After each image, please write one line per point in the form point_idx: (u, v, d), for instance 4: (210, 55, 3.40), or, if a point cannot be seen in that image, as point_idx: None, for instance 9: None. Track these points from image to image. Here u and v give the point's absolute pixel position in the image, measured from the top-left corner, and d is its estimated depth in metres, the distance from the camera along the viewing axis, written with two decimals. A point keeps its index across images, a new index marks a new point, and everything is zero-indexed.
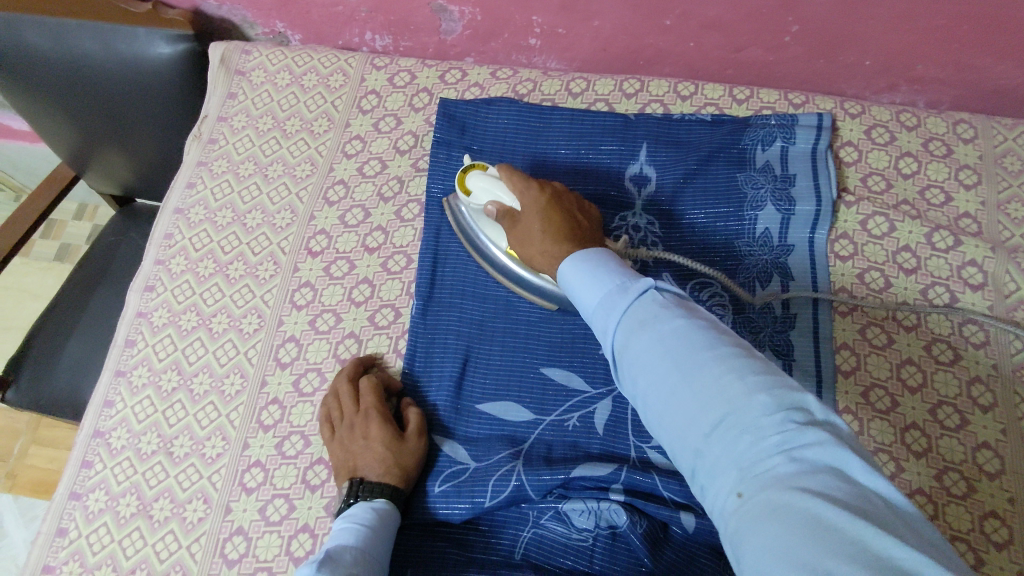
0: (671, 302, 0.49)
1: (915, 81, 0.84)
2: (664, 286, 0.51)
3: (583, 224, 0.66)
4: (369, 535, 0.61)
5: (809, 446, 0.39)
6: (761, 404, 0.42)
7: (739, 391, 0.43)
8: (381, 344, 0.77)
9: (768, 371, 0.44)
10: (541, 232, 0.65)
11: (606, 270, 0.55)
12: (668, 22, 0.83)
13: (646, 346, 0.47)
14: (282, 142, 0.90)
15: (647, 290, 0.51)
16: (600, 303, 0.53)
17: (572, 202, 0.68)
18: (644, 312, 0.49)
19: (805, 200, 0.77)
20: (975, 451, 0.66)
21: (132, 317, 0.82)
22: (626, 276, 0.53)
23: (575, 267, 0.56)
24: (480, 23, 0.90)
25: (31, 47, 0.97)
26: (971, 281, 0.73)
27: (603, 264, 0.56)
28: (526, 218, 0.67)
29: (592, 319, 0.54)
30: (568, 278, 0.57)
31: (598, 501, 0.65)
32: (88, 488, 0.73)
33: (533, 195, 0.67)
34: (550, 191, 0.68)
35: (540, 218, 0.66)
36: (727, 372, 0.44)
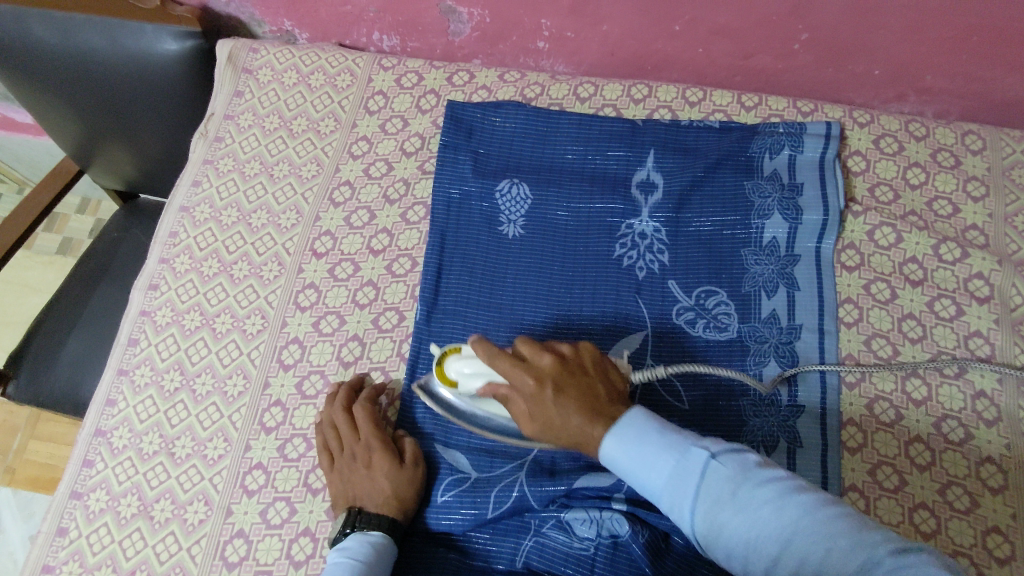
0: (738, 466, 0.50)
1: (924, 91, 0.83)
2: (716, 449, 0.51)
3: (601, 394, 0.58)
4: (364, 570, 0.60)
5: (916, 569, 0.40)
6: (863, 548, 0.42)
7: (838, 542, 0.43)
8: (385, 348, 0.76)
9: (851, 514, 0.45)
10: (563, 427, 0.57)
11: (652, 437, 0.53)
12: (677, 28, 0.83)
13: (737, 516, 0.47)
14: (288, 142, 0.90)
15: (706, 458, 0.51)
16: (665, 480, 0.51)
17: (577, 372, 0.59)
18: (718, 482, 0.49)
19: (812, 209, 0.77)
20: (978, 465, 0.66)
21: (136, 315, 0.82)
22: (678, 444, 0.52)
23: (618, 444, 0.54)
24: (489, 25, 0.89)
25: (38, 41, 0.96)
26: (978, 293, 0.73)
27: (647, 429, 0.54)
28: (535, 411, 0.58)
29: (660, 498, 0.52)
30: (612, 459, 0.54)
31: (600, 510, 0.65)
32: (89, 487, 0.73)
33: (530, 388, 0.58)
34: (548, 377, 0.58)
35: (554, 414, 0.57)
36: (819, 522, 0.44)
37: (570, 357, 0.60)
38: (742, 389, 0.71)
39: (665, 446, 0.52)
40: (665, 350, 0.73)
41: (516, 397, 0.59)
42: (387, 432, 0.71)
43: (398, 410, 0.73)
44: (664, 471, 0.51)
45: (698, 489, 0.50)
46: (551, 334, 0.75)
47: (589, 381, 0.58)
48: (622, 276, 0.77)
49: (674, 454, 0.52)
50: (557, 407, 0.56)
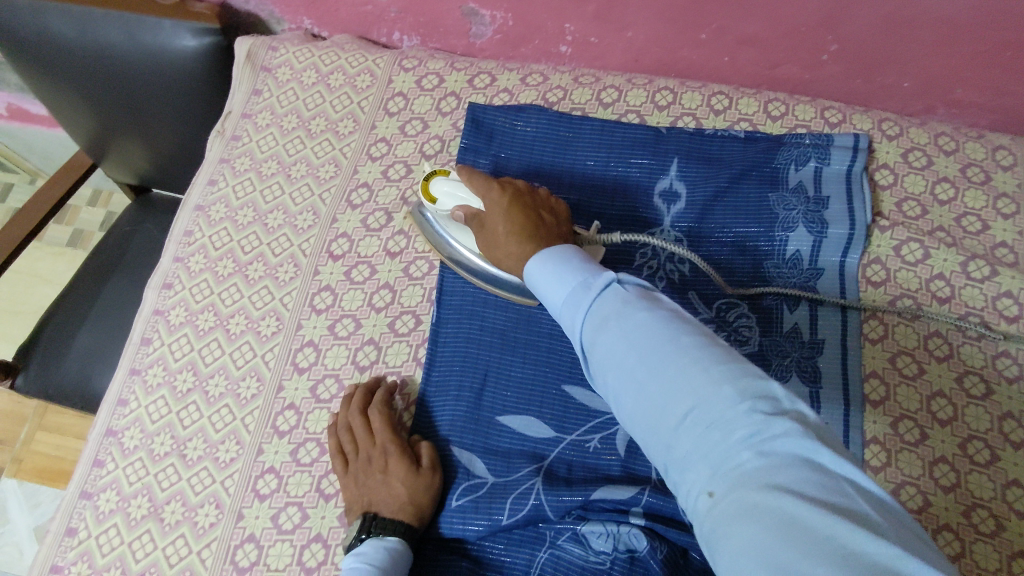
0: (636, 296, 0.48)
1: (953, 104, 0.82)
2: (626, 281, 0.49)
3: (545, 219, 0.64)
4: None
5: (782, 438, 0.38)
6: (733, 399, 0.40)
7: (706, 386, 0.41)
8: (401, 352, 0.75)
9: (735, 360, 0.43)
10: (503, 230, 0.63)
11: (569, 268, 0.53)
12: (703, 35, 0.82)
13: (616, 342, 0.46)
14: (306, 142, 0.89)
15: (610, 286, 0.49)
16: (567, 302, 0.51)
17: (534, 200, 0.66)
18: (611, 309, 0.48)
19: (838, 223, 0.75)
20: (1004, 488, 0.65)
21: (149, 314, 0.81)
22: (590, 272, 0.52)
23: (540, 262, 0.55)
24: (512, 28, 0.88)
25: (56, 35, 0.95)
26: (1007, 312, 0.71)
27: (568, 261, 0.54)
28: (489, 217, 0.66)
29: (563, 319, 0.52)
30: (531, 272, 0.56)
31: (617, 524, 0.63)
32: (99, 487, 0.72)
33: (493, 195, 0.66)
34: (511, 190, 0.66)
35: (500, 216, 0.64)
36: (697, 365, 0.42)
37: (536, 192, 0.68)
38: None
39: (580, 272, 0.52)
40: None
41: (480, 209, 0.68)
42: (403, 437, 0.70)
43: (416, 412, 0.72)
44: (570, 294, 0.51)
45: (593, 313, 0.49)
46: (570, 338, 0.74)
47: (542, 209, 0.66)
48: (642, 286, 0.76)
49: (582, 280, 0.52)
50: (506, 210, 0.64)
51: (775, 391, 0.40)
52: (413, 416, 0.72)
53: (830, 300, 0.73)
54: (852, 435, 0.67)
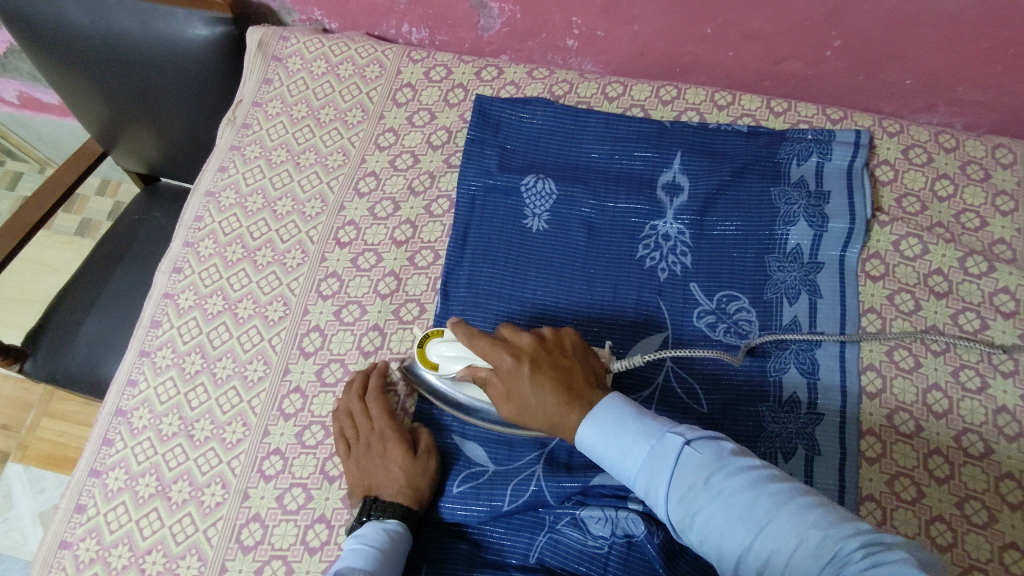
0: (709, 451, 0.52)
1: (954, 102, 0.83)
2: (694, 438, 0.53)
3: (573, 376, 0.61)
4: (380, 558, 0.60)
5: (877, 555, 0.43)
6: (828, 533, 0.45)
7: (802, 525, 0.46)
8: (405, 339, 0.77)
9: (823, 503, 0.47)
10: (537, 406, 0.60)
11: (630, 425, 0.56)
12: (708, 30, 0.83)
13: (712, 502, 0.49)
14: (315, 131, 0.90)
15: (680, 443, 0.53)
16: (642, 465, 0.54)
17: (553, 352, 0.62)
18: (691, 467, 0.52)
19: (838, 217, 0.76)
20: (997, 480, 0.66)
21: (159, 298, 0.82)
22: (655, 430, 0.55)
23: (596, 430, 0.57)
24: (519, 20, 0.89)
25: (70, 22, 0.96)
26: (1003, 308, 0.72)
27: (625, 416, 0.57)
28: (507, 385, 0.62)
29: (639, 483, 0.55)
30: (590, 443, 0.57)
31: (615, 509, 0.64)
32: (108, 466, 0.74)
33: (508, 368, 0.61)
34: (525, 354, 0.61)
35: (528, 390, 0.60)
36: (794, 511, 0.47)
37: (549, 340, 0.63)
38: (761, 396, 0.70)
39: (641, 431, 0.55)
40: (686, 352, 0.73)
41: (497, 378, 0.63)
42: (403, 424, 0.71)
43: (416, 401, 0.74)
44: (641, 457, 0.54)
45: (672, 474, 0.52)
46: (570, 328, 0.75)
47: (567, 365, 0.62)
48: (643, 277, 0.77)
49: (649, 438, 0.54)
50: (533, 386, 0.60)
51: (869, 528, 0.45)
52: (413, 405, 0.74)
53: (829, 336, 0.71)
54: (847, 426, 0.68)
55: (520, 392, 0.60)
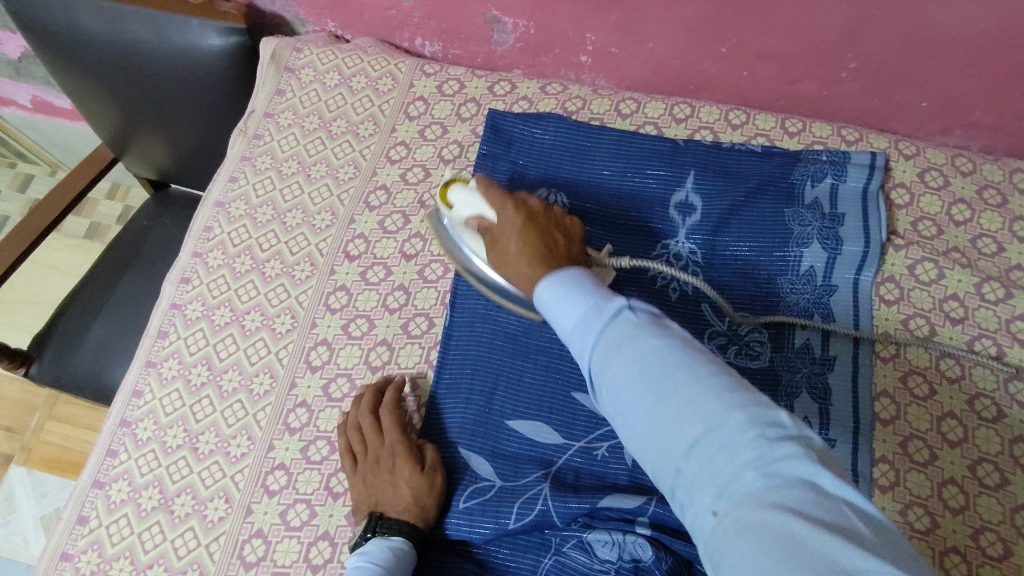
0: (647, 320, 0.49)
1: (970, 125, 0.82)
2: (637, 305, 0.50)
3: (559, 240, 0.64)
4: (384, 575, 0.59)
5: (785, 461, 0.39)
6: (734, 418, 0.41)
7: (714, 408, 0.42)
8: (413, 354, 0.76)
9: (741, 385, 0.44)
10: (515, 251, 0.63)
11: (579, 287, 0.53)
12: (723, 49, 0.82)
13: (624, 366, 0.46)
14: (327, 143, 0.90)
15: (620, 312, 0.49)
16: (574, 321, 0.52)
17: (550, 222, 0.66)
18: (621, 329, 0.48)
19: (853, 240, 0.75)
20: (1013, 511, 0.65)
21: (166, 308, 0.82)
22: (600, 294, 0.52)
23: (548, 285, 0.55)
24: (533, 36, 0.89)
25: (85, 29, 0.97)
26: (1020, 335, 0.71)
27: (580, 279, 0.54)
28: (501, 235, 0.66)
29: (571, 343, 0.52)
30: (540, 295, 0.56)
31: (623, 533, 0.63)
32: (112, 477, 0.73)
33: (508, 216, 0.66)
34: (527, 210, 0.67)
35: (515, 236, 0.64)
36: (704, 386, 0.43)
37: (552, 211, 0.67)
38: None
39: (586, 292, 0.53)
40: None
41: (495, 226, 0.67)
42: (412, 439, 0.70)
43: (425, 414, 0.73)
44: (577, 313, 0.52)
45: (601, 332, 0.49)
46: None
47: (557, 233, 0.65)
48: (654, 295, 0.77)
49: (591, 299, 0.52)
50: (522, 228, 0.64)
51: (783, 418, 0.41)
52: (423, 419, 0.72)
53: (844, 331, 0.72)
54: (861, 454, 0.67)
55: (509, 237, 0.65)
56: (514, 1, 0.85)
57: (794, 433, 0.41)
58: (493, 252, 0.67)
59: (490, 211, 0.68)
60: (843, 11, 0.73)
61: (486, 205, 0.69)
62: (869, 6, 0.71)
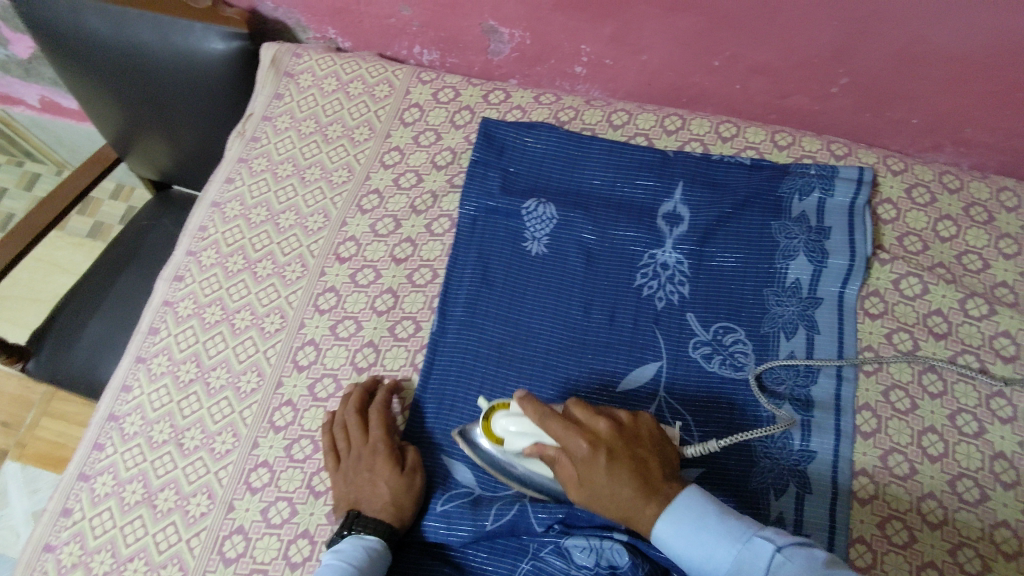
0: (795, 558, 0.49)
1: (960, 143, 0.83)
2: (784, 543, 0.51)
3: (651, 467, 0.57)
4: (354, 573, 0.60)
5: None
6: None
7: None
8: (399, 357, 0.77)
9: None
10: (613, 501, 0.56)
11: (711, 523, 0.54)
12: (715, 63, 0.83)
13: None
14: (322, 146, 0.91)
15: (768, 550, 0.50)
16: (725, 568, 0.52)
17: (628, 443, 0.57)
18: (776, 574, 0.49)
19: (839, 254, 0.76)
20: (992, 527, 0.64)
21: (159, 305, 0.83)
22: (738, 532, 0.53)
23: (674, 533, 0.54)
24: (529, 46, 0.91)
25: (91, 32, 0.99)
26: (1003, 352, 0.71)
27: (705, 512, 0.55)
28: (582, 478, 0.56)
29: None
30: (668, 545, 0.55)
31: (601, 539, 0.63)
32: (97, 470, 0.74)
33: (584, 454, 0.56)
34: (602, 443, 0.57)
35: (606, 486, 0.55)
36: None
37: (624, 425, 0.59)
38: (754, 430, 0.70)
39: (722, 532, 0.53)
40: (680, 385, 0.72)
41: (567, 463, 0.58)
42: (396, 440, 0.71)
43: (410, 416, 0.73)
44: (723, 557, 0.52)
45: None
46: (565, 350, 0.75)
47: (643, 455, 0.57)
48: (641, 305, 0.77)
49: (729, 540, 0.53)
50: (610, 478, 0.55)
51: None
52: (406, 420, 0.73)
53: (825, 360, 0.71)
54: (841, 466, 0.68)
55: (595, 483, 0.56)
56: (511, 11, 0.86)
57: None
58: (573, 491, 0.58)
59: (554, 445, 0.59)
60: (833, 26, 0.74)
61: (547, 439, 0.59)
62: (859, 22, 0.72)
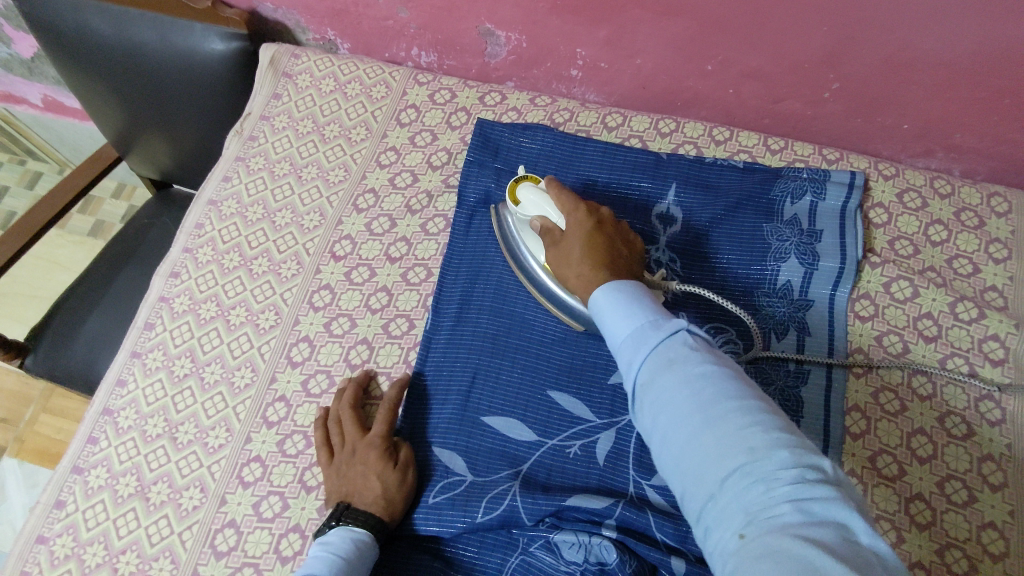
0: (703, 348, 0.49)
1: (952, 148, 0.83)
2: (695, 330, 0.51)
3: (623, 252, 0.66)
4: (343, 565, 0.60)
5: (821, 502, 0.40)
6: (774, 451, 0.42)
7: (762, 441, 0.43)
8: (392, 354, 0.77)
9: (788, 429, 0.44)
10: (579, 252, 0.65)
11: (639, 302, 0.55)
12: (709, 67, 0.84)
13: (674, 384, 0.47)
14: (319, 146, 0.92)
15: (678, 329, 0.51)
16: (631, 335, 0.52)
17: (614, 229, 0.68)
18: (674, 351, 0.49)
19: (830, 256, 0.76)
20: (979, 529, 0.65)
21: (155, 301, 0.84)
22: (659, 313, 0.53)
23: (608, 298, 0.56)
24: (525, 50, 0.92)
25: (93, 32, 1.00)
26: (992, 355, 0.72)
27: (639, 293, 0.56)
28: (568, 236, 0.68)
29: (619, 348, 0.53)
30: (597, 301, 0.58)
31: (589, 535, 0.64)
32: (91, 463, 0.74)
33: (579, 220, 0.68)
34: (595, 216, 0.69)
35: (580, 240, 0.66)
36: (751, 417, 0.44)
37: (619, 226, 0.70)
38: None
39: (647, 308, 0.54)
40: None
41: (559, 229, 0.70)
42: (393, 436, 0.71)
43: (406, 410, 0.74)
44: (635, 326, 0.53)
45: (655, 348, 0.50)
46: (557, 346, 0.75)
47: (620, 244, 0.67)
48: None
49: (650, 317, 0.53)
50: (586, 233, 0.66)
51: (825, 467, 0.42)
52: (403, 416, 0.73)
53: (815, 359, 0.72)
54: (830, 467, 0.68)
55: (575, 239, 0.66)
56: (507, 14, 0.87)
57: (832, 481, 0.42)
58: (552, 251, 0.69)
59: (557, 212, 0.70)
60: (824, 32, 0.75)
61: (555, 206, 0.71)
62: (849, 28, 0.73)
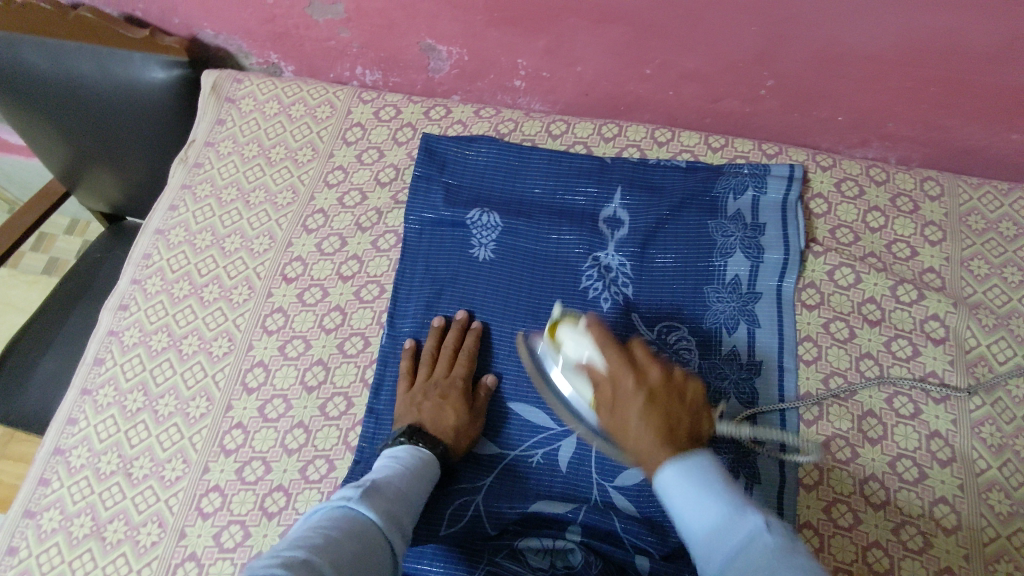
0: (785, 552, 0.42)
1: (885, 137, 0.86)
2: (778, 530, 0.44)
3: (684, 424, 0.53)
4: (410, 473, 0.60)
5: None
6: None
7: None
8: (349, 372, 0.77)
9: None
10: (632, 429, 0.53)
11: (716, 485, 0.48)
12: (647, 71, 0.86)
13: None
14: (265, 169, 0.92)
15: (758, 527, 0.44)
16: (707, 530, 0.46)
17: (671, 391, 0.55)
18: (751, 558, 0.43)
19: (773, 249, 0.78)
20: (932, 505, 0.66)
21: (104, 335, 0.82)
22: (738, 503, 0.46)
23: (676, 472, 0.49)
24: (467, 62, 0.92)
25: (30, 66, 0.99)
26: (934, 334, 0.74)
27: (716, 475, 0.49)
28: (618, 402, 0.56)
29: (696, 548, 0.47)
30: (662, 487, 0.50)
31: (554, 539, 0.66)
32: (43, 506, 0.73)
33: (627, 385, 0.55)
34: (645, 379, 0.55)
35: (631, 414, 0.54)
36: None
37: (677, 381, 0.56)
38: None
39: (725, 496, 0.47)
40: None
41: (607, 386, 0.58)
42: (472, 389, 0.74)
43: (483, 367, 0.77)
44: (711, 521, 0.46)
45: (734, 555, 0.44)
46: (514, 355, 0.77)
47: (681, 410, 0.54)
48: (586, 307, 0.78)
49: (728, 504, 0.46)
50: (637, 413, 0.53)
51: None
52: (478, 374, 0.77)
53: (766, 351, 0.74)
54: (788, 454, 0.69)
55: (626, 410, 0.54)
56: (446, 28, 0.88)
57: None
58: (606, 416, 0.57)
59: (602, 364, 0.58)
60: (753, 32, 0.77)
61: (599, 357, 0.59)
62: (776, 27, 0.75)
